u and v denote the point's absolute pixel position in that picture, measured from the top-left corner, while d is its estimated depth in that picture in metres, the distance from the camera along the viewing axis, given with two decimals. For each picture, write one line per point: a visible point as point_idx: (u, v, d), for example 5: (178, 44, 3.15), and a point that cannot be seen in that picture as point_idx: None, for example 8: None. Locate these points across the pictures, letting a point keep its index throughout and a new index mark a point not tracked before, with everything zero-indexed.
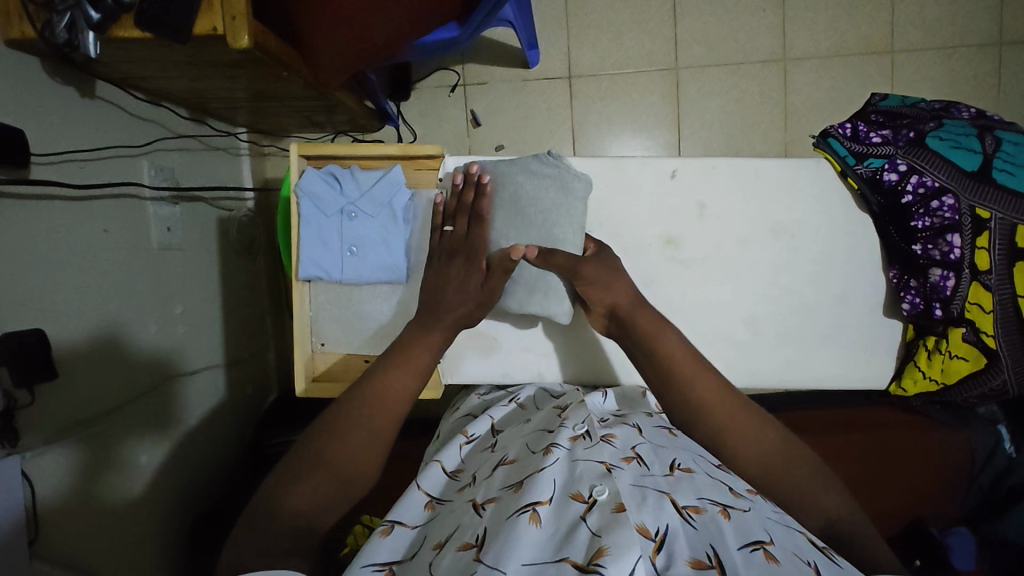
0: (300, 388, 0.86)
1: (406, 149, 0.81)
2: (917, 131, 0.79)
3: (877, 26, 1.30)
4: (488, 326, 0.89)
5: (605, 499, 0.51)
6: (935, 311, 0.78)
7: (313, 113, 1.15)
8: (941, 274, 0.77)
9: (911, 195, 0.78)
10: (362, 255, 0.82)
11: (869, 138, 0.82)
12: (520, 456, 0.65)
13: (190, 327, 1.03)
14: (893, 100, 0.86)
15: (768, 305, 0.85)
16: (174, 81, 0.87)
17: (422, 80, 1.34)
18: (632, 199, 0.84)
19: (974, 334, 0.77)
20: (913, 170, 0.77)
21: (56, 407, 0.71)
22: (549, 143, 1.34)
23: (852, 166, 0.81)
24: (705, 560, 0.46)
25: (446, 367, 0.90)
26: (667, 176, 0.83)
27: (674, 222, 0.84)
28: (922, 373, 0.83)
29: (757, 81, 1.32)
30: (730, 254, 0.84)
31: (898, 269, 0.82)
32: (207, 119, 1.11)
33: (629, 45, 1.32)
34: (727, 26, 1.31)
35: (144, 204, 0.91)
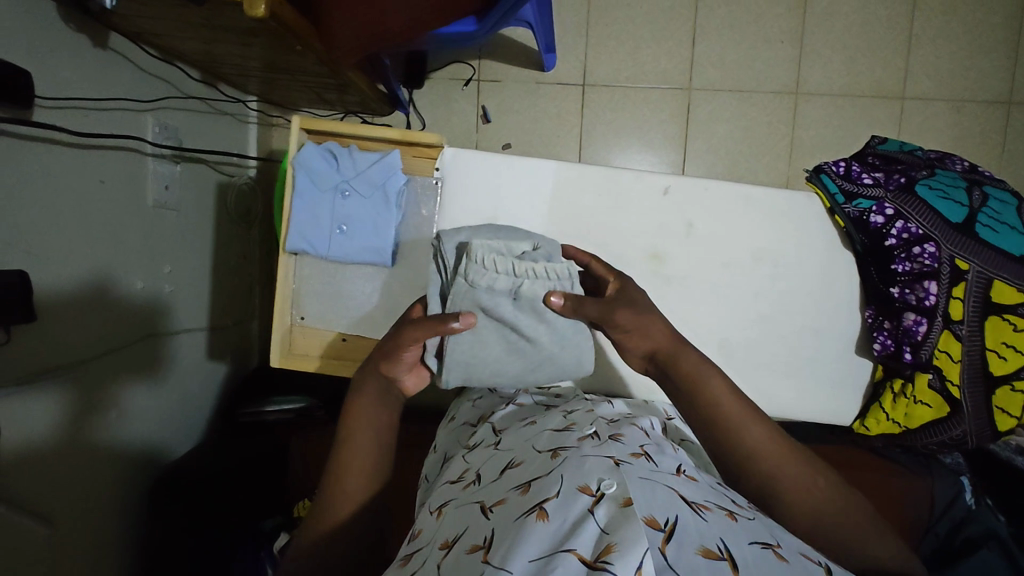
0: (275, 359, 0.85)
1: (405, 135, 0.81)
2: (908, 177, 0.81)
3: (891, 71, 1.31)
4: None
5: (613, 492, 0.53)
6: (905, 354, 0.80)
7: (324, 90, 1.16)
8: (914, 319, 0.79)
9: (895, 239, 0.79)
10: (351, 234, 0.83)
11: (861, 178, 0.83)
12: (526, 456, 0.65)
13: (176, 288, 1.03)
14: (892, 144, 0.87)
15: (747, 331, 0.86)
16: (188, 41, 0.87)
17: (438, 71, 1.34)
18: (628, 210, 0.84)
19: (940, 381, 0.79)
20: (899, 215, 0.79)
21: (29, 351, 0.70)
22: (556, 148, 1.35)
23: (840, 204, 0.82)
24: (716, 550, 0.47)
25: None
26: (660, 191, 0.84)
27: (662, 238, 0.85)
28: (885, 414, 0.84)
29: (767, 111, 1.33)
30: (715, 276, 0.85)
31: (874, 309, 0.83)
32: (218, 83, 1.12)
33: (645, 61, 1.33)
34: (744, 53, 1.32)
35: (143, 160, 0.91)
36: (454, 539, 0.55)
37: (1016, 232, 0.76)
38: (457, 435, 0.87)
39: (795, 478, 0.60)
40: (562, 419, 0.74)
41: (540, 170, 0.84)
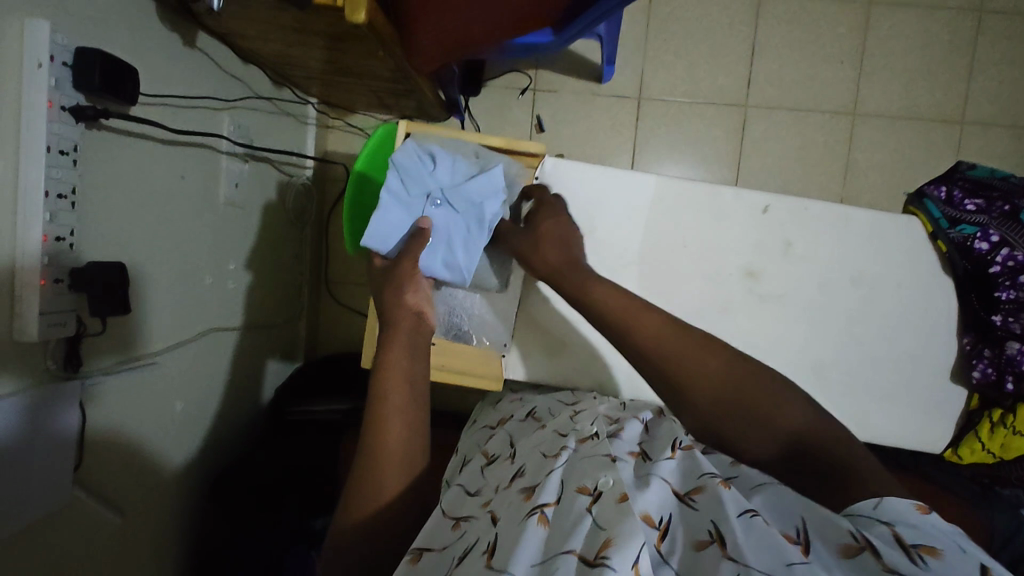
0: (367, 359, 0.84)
1: (509, 142, 0.81)
2: (1011, 205, 0.82)
3: (951, 95, 1.30)
4: (558, 327, 0.90)
5: (609, 489, 0.56)
6: (1007, 383, 0.82)
7: (387, 94, 1.18)
8: (1018, 348, 0.81)
9: (999, 266, 0.81)
10: (435, 246, 0.75)
11: (963, 205, 0.85)
12: (530, 461, 0.70)
13: (238, 285, 1.04)
14: (981, 170, 0.89)
15: (833, 353, 0.85)
16: (271, 44, 0.89)
17: (496, 79, 1.35)
18: (717, 225, 0.84)
19: None
20: (1004, 242, 0.80)
21: (117, 340, 0.72)
22: (609, 161, 1.36)
23: (944, 229, 0.83)
24: (707, 537, 0.51)
25: (510, 360, 0.91)
26: (759, 210, 0.84)
27: (758, 257, 0.84)
28: (982, 444, 0.85)
29: (823, 131, 1.33)
30: (805, 295, 0.85)
31: (972, 336, 0.84)
32: (285, 84, 1.13)
33: (701, 76, 1.33)
34: (802, 72, 1.32)
35: (218, 158, 0.93)
36: (466, 551, 0.56)
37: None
38: (476, 439, 0.88)
39: (699, 364, 0.64)
40: (569, 419, 0.78)
41: (638, 182, 0.84)
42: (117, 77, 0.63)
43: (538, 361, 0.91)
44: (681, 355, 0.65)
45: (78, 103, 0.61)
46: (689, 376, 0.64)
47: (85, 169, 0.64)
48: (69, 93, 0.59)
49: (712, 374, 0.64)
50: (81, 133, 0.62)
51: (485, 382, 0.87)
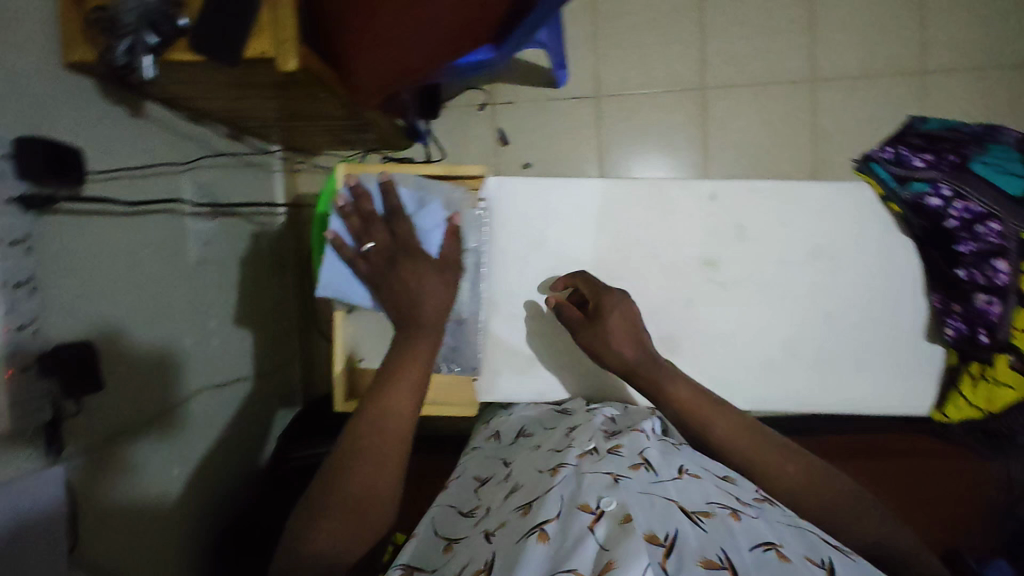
0: (339, 403, 0.83)
1: (451, 168, 0.81)
2: (961, 156, 0.79)
3: (908, 47, 1.30)
4: (525, 343, 0.89)
5: (612, 510, 0.58)
6: (980, 337, 0.78)
7: (345, 131, 1.19)
8: (987, 299, 0.77)
9: (955, 219, 0.77)
10: None
11: (913, 162, 0.82)
12: (526, 480, 0.71)
13: (222, 341, 1.05)
14: (935, 125, 0.87)
15: (802, 329, 0.85)
16: (217, 101, 0.89)
17: (453, 99, 1.36)
18: (668, 220, 0.85)
19: (1020, 361, 0.75)
20: (957, 195, 0.77)
21: (96, 417, 0.72)
22: (575, 164, 1.36)
23: (895, 190, 0.82)
24: (717, 561, 0.52)
25: (482, 383, 0.89)
26: (706, 198, 0.84)
27: (712, 244, 0.85)
28: (966, 401, 0.82)
29: (783, 101, 1.33)
30: (766, 275, 0.84)
31: (941, 294, 0.82)
32: (244, 136, 1.14)
33: (656, 66, 1.33)
34: (755, 46, 1.32)
35: (183, 220, 0.94)
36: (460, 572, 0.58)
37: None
38: (468, 458, 0.88)
39: (777, 466, 0.70)
40: (563, 435, 0.80)
41: (584, 189, 0.85)
42: (58, 159, 0.64)
43: (511, 381, 0.89)
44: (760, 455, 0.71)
45: (24, 192, 0.61)
46: (767, 473, 0.70)
47: (42, 255, 0.64)
48: (14, 184, 0.60)
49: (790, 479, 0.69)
50: (32, 221, 0.62)
51: (457, 411, 0.88)
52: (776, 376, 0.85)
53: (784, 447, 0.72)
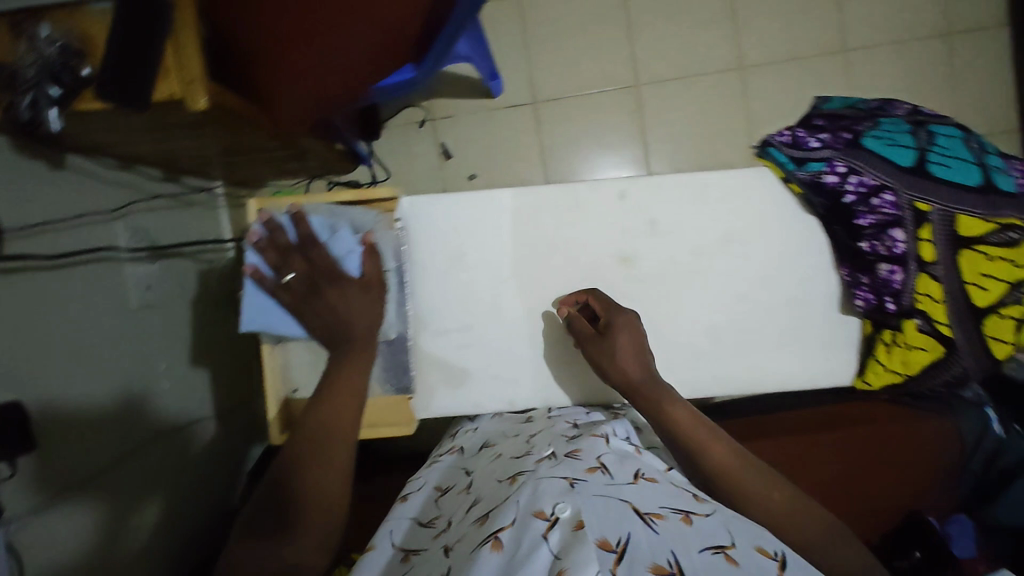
0: (275, 435, 0.83)
1: (361, 193, 0.81)
2: (853, 132, 0.81)
3: (828, 27, 1.34)
4: (456, 356, 0.88)
5: (566, 516, 0.58)
6: (888, 305, 0.80)
7: (285, 161, 1.18)
8: (889, 268, 0.79)
9: (852, 194, 0.79)
10: None
11: (807, 143, 0.83)
12: (485, 491, 0.72)
13: (176, 383, 1.04)
14: (834, 103, 0.89)
15: (724, 314, 0.87)
16: (143, 145, 0.89)
17: (393, 118, 1.37)
18: (582, 222, 0.86)
19: (928, 324, 0.79)
20: (851, 170, 0.79)
21: (35, 476, 0.72)
22: (521, 171, 1.37)
23: (793, 171, 0.82)
24: (666, 565, 0.54)
25: (419, 401, 0.88)
26: (615, 197, 0.85)
27: (626, 242, 0.86)
28: (884, 366, 0.84)
29: (715, 91, 1.35)
30: (684, 266, 0.86)
31: (849, 267, 0.83)
32: (182, 176, 1.13)
33: (587, 67, 1.35)
34: (681, 40, 1.35)
35: (121, 266, 0.93)
36: None
37: (968, 163, 0.77)
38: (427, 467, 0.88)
39: (762, 492, 0.70)
40: (524, 443, 0.81)
41: (494, 202, 0.85)
42: None
43: (447, 395, 0.89)
44: (744, 479, 0.71)
45: None
46: (749, 495, 0.70)
47: None
48: None
49: (774, 504, 0.69)
50: None
51: (394, 430, 0.85)
52: (698, 366, 0.87)
53: (772, 473, 0.72)
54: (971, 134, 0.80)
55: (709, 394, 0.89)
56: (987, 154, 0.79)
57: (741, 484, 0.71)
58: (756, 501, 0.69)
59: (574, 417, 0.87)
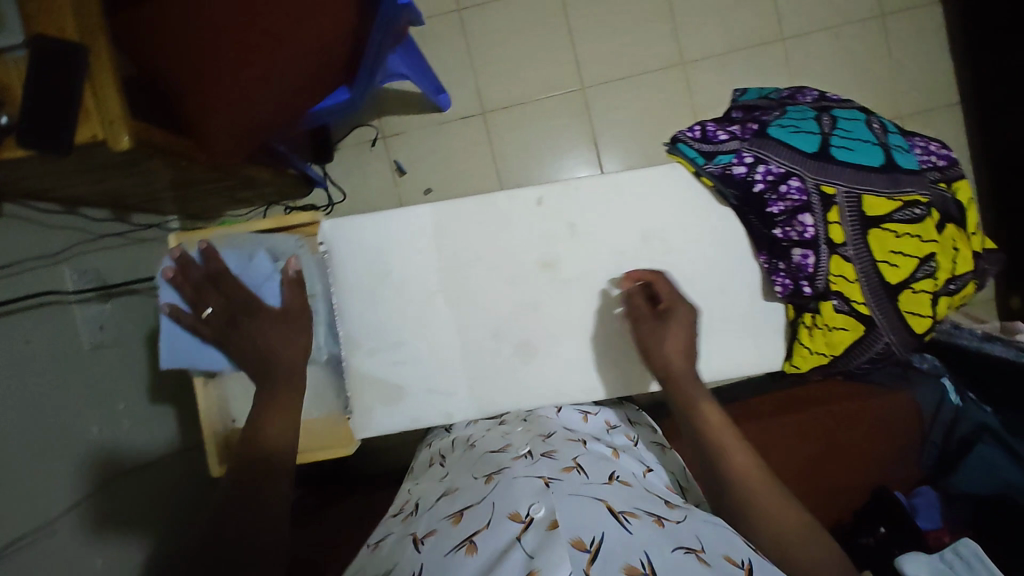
0: (216, 469, 0.84)
1: (280, 222, 0.83)
2: (760, 123, 0.84)
3: (763, 18, 1.37)
4: (393, 373, 0.88)
5: (539, 517, 0.61)
6: (804, 289, 0.82)
7: (238, 191, 1.19)
8: (802, 253, 0.81)
9: (762, 182, 0.81)
10: None
11: (716, 137, 0.85)
12: (462, 483, 0.75)
13: (138, 421, 1.03)
14: (752, 94, 0.93)
15: None
16: (82, 187, 0.89)
17: (344, 139, 1.38)
18: (505, 230, 0.86)
19: (846, 303, 0.81)
20: (759, 159, 0.81)
21: None
22: (475, 181, 1.38)
23: (703, 165, 0.83)
24: (639, 566, 0.55)
25: (356, 421, 0.89)
26: (534, 203, 0.86)
27: (549, 245, 0.86)
28: (809, 349, 0.85)
29: (659, 88, 1.37)
30: (607, 266, 0.87)
31: (766, 254, 0.84)
32: (131, 214, 1.13)
33: (532, 74, 1.37)
34: (622, 40, 1.37)
35: (69, 308, 0.93)
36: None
37: (870, 145, 0.80)
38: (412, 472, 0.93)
39: (778, 510, 0.66)
40: (500, 442, 0.84)
41: (413, 217, 0.85)
42: None
43: (384, 413, 0.89)
44: (758, 491, 0.67)
45: None
46: (758, 510, 0.66)
47: None
48: None
49: (787, 529, 0.64)
50: None
51: (336, 452, 0.88)
52: (628, 365, 0.88)
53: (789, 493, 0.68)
54: (871, 117, 0.84)
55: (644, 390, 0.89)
56: (887, 135, 0.83)
57: (755, 497, 0.67)
58: (762, 525, 0.65)
59: (587, 438, 0.86)
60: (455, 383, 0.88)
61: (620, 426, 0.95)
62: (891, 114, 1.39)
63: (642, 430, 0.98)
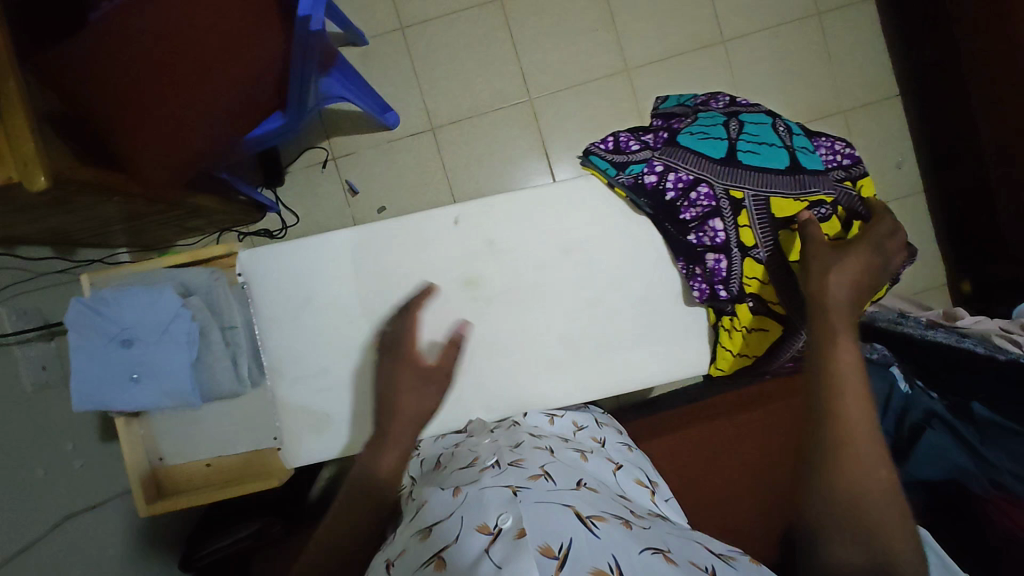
0: (143, 507, 0.84)
1: (194, 254, 0.85)
2: (671, 132, 0.86)
3: (703, 22, 1.39)
4: (316, 401, 0.87)
5: (508, 526, 0.57)
6: (720, 293, 0.83)
7: (185, 221, 1.16)
8: (715, 258, 0.82)
9: (673, 190, 0.82)
10: (147, 379, 0.79)
11: (628, 147, 0.87)
12: (430, 498, 0.68)
13: (88, 461, 1.01)
14: (671, 101, 0.95)
15: (578, 323, 0.88)
16: (15, 227, 0.87)
17: (295, 162, 1.37)
18: (424, 250, 0.86)
19: (762, 305, 0.82)
20: (669, 168, 0.82)
21: None
22: (429, 196, 1.38)
23: (614, 176, 0.85)
24: (606, 569, 0.53)
25: (285, 453, 0.88)
26: (451, 223, 0.86)
27: (470, 264, 0.87)
28: (732, 353, 0.85)
29: (606, 95, 1.39)
30: (531, 280, 0.87)
31: (683, 260, 0.85)
32: (76, 250, 1.11)
33: (479, 88, 1.38)
34: (566, 50, 1.38)
35: (9, 350, 0.91)
36: None
37: (776, 148, 0.82)
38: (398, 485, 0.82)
39: (867, 480, 0.56)
40: (471, 451, 0.77)
41: (332, 241, 0.85)
42: None
43: (313, 441, 0.88)
44: (854, 447, 0.57)
45: None
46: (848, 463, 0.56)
47: None
48: None
49: (874, 508, 0.55)
50: None
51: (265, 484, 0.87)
52: (556, 377, 0.89)
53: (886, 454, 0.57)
54: (777, 120, 0.86)
55: (576, 402, 0.90)
56: (793, 137, 0.85)
57: (848, 461, 0.56)
58: (848, 500, 0.55)
59: (560, 444, 0.80)
60: (384, 405, 0.87)
61: (587, 427, 0.88)
62: (835, 109, 1.41)
63: (610, 431, 0.90)
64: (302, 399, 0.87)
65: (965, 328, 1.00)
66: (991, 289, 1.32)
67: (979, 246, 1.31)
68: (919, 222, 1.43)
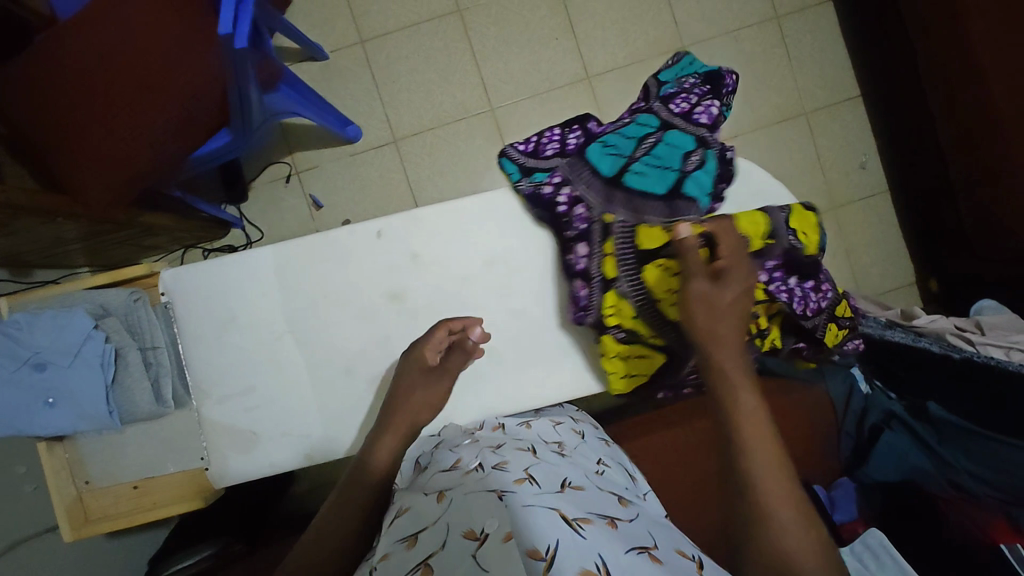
0: (68, 534, 0.84)
1: (113, 274, 0.86)
2: (586, 138, 0.92)
3: (663, 28, 1.40)
4: (245, 421, 0.87)
5: (495, 530, 0.53)
6: (583, 318, 0.84)
7: (139, 240, 1.15)
8: (579, 285, 0.84)
9: (563, 204, 0.85)
10: (62, 403, 0.79)
11: (544, 151, 0.92)
12: (411, 502, 0.62)
13: (41, 483, 1.00)
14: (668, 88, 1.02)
15: (505, 333, 0.88)
16: None
17: (258, 177, 1.37)
18: (347, 266, 0.87)
19: (625, 335, 0.82)
20: (565, 180, 0.87)
21: None
22: (392, 207, 1.38)
23: (517, 180, 0.89)
24: (594, 569, 0.50)
25: (212, 472, 0.87)
26: (375, 236, 0.87)
27: (395, 278, 0.88)
28: (612, 375, 0.84)
29: (569, 102, 1.39)
30: (456, 292, 0.88)
31: (563, 277, 0.87)
32: (31, 270, 1.11)
33: (441, 99, 1.38)
34: (526, 60, 1.39)
35: None
36: None
37: (670, 171, 0.87)
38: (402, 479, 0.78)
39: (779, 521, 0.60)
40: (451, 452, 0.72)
41: (255, 258, 0.87)
42: None
43: (241, 460, 0.88)
44: (764, 509, 0.61)
45: None
46: (766, 518, 0.60)
47: None
48: None
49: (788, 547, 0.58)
50: None
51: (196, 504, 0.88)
52: (485, 388, 0.88)
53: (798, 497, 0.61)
54: (698, 148, 0.89)
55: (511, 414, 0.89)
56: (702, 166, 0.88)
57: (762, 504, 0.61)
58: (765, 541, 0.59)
59: (537, 441, 0.75)
60: (312, 421, 0.87)
61: (564, 421, 0.85)
62: (797, 110, 1.42)
63: (587, 424, 0.88)
64: (234, 418, 0.87)
65: (919, 327, 1.00)
66: (957, 287, 1.32)
67: (942, 244, 1.31)
68: (885, 221, 1.43)
